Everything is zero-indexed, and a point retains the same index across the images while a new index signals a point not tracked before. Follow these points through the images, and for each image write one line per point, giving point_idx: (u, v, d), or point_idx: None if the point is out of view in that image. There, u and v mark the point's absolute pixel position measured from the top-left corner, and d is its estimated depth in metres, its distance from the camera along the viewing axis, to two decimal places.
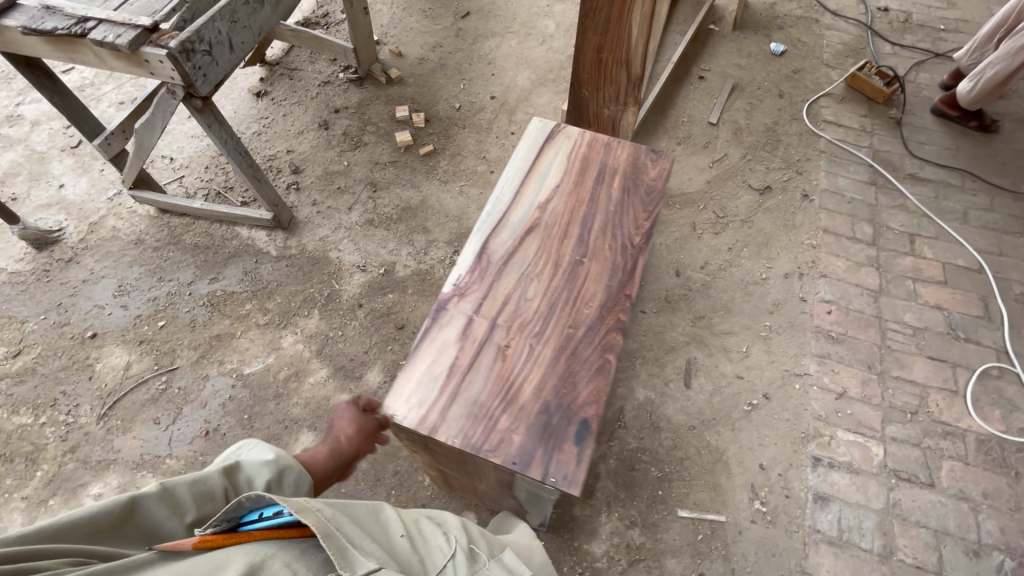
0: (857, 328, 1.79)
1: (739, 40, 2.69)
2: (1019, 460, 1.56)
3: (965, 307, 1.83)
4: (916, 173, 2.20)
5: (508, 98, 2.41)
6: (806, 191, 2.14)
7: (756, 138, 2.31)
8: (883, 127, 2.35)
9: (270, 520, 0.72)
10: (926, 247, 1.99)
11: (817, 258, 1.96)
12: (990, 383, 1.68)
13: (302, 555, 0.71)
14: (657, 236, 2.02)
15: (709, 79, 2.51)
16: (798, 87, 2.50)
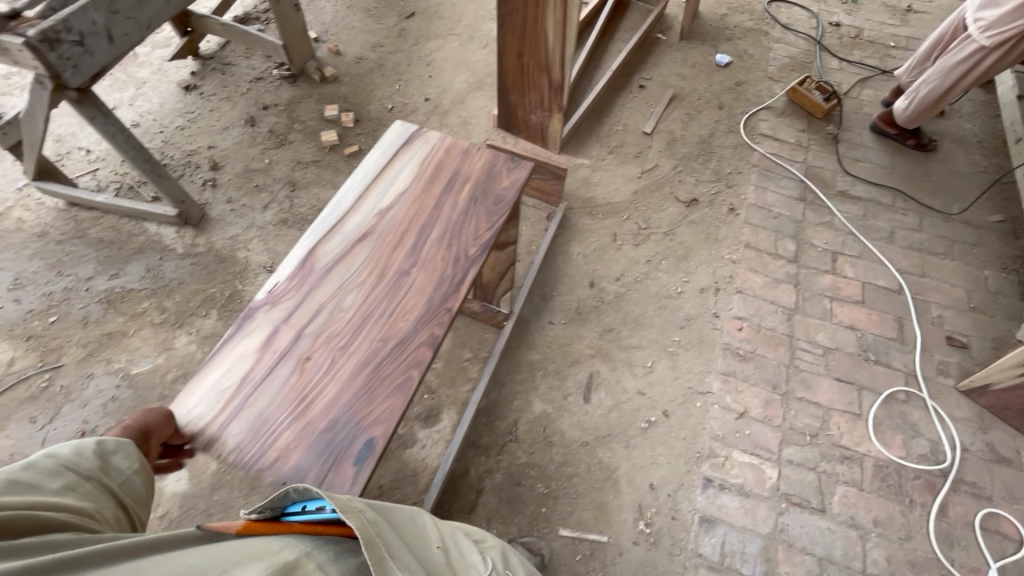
0: (767, 347, 1.75)
1: (685, 50, 2.66)
2: (916, 488, 1.52)
3: (878, 329, 1.80)
4: (847, 191, 2.17)
5: (442, 101, 2.38)
6: (732, 204, 2.10)
7: (689, 150, 2.27)
8: (819, 142, 2.32)
9: (311, 514, 0.69)
10: (848, 266, 1.95)
11: (735, 273, 1.92)
12: (895, 407, 1.65)
13: (335, 558, 0.65)
14: (575, 246, 1.98)
15: (650, 88, 2.49)
16: (739, 99, 2.47)
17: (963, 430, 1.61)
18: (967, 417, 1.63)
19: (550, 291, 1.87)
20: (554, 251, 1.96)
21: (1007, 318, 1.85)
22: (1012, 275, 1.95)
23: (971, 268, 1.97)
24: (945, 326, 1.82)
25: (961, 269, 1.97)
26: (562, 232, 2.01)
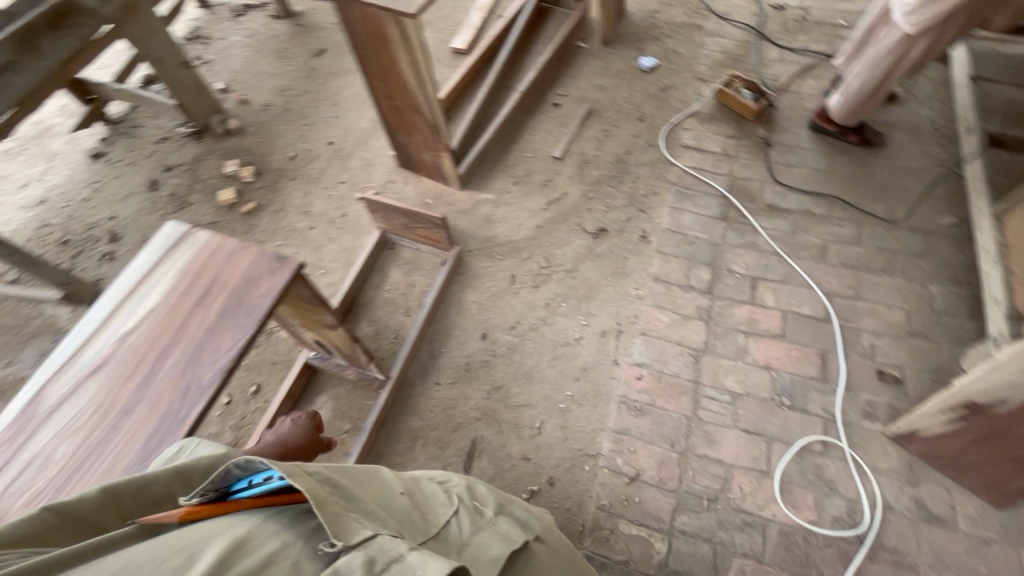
0: (668, 398, 1.60)
1: (607, 57, 2.48)
2: (826, 559, 1.35)
3: (797, 367, 1.61)
4: (776, 204, 1.96)
5: (346, 143, 2.29)
6: (644, 232, 1.94)
7: (602, 172, 2.11)
8: (748, 149, 2.11)
9: (259, 488, 0.71)
10: (769, 293, 1.76)
11: (640, 313, 1.77)
12: (809, 461, 1.47)
13: (290, 523, 0.66)
14: (471, 294, 1.87)
15: (564, 105, 2.33)
16: (663, 107, 2.28)
17: (887, 484, 1.42)
18: (893, 469, 1.44)
19: (439, 348, 1.77)
20: (448, 301, 1.86)
21: (954, 342, 1.62)
22: (963, 289, 1.71)
23: (914, 284, 1.74)
24: (878, 357, 1.61)
25: (903, 287, 1.74)
26: (457, 279, 1.91)
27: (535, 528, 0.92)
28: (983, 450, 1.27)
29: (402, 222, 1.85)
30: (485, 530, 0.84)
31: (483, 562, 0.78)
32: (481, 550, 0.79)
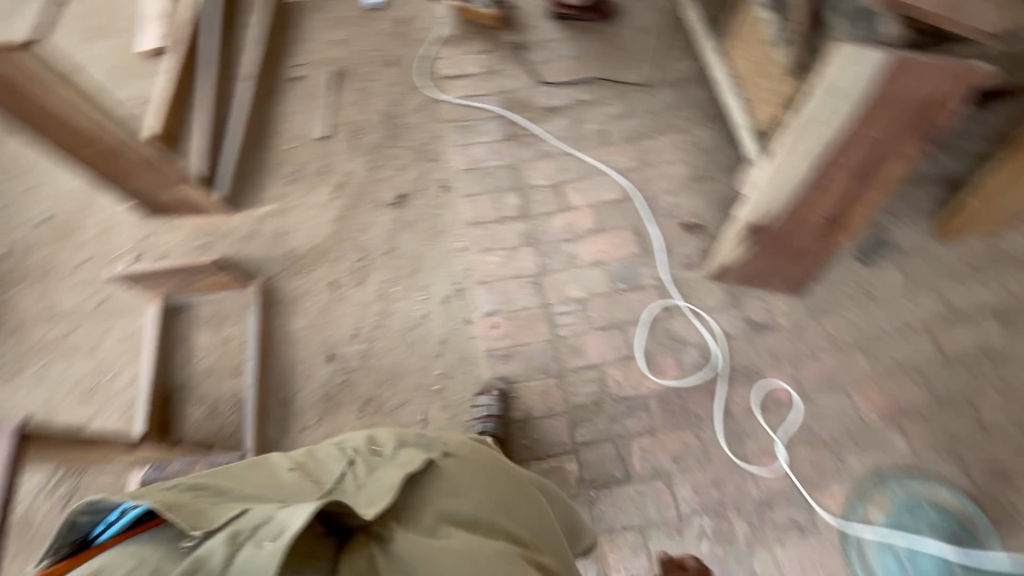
0: (527, 331, 1.62)
1: (330, 7, 2.22)
2: (699, 402, 1.52)
3: (621, 251, 1.72)
4: (550, 105, 1.98)
5: (64, 213, 1.84)
6: (443, 181, 1.86)
7: (377, 135, 1.96)
8: (506, 59, 2.08)
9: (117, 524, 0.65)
10: (575, 193, 1.82)
11: (471, 263, 1.73)
12: (659, 328, 1.61)
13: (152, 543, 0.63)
14: (296, 320, 1.69)
15: (307, 76, 2.07)
16: (409, 43, 2.12)
17: (721, 318, 1.62)
18: (721, 302, 1.64)
19: (288, 391, 1.60)
20: (275, 339, 1.66)
21: (729, 173, 1.83)
22: (721, 123, 1.90)
23: (684, 134, 1.90)
24: (679, 212, 1.77)
25: (677, 141, 1.89)
26: (275, 312, 1.70)
27: (446, 446, 0.88)
28: (773, 258, 1.53)
29: (181, 280, 1.62)
30: (380, 466, 0.78)
31: (374, 496, 0.73)
32: (374, 485, 0.75)
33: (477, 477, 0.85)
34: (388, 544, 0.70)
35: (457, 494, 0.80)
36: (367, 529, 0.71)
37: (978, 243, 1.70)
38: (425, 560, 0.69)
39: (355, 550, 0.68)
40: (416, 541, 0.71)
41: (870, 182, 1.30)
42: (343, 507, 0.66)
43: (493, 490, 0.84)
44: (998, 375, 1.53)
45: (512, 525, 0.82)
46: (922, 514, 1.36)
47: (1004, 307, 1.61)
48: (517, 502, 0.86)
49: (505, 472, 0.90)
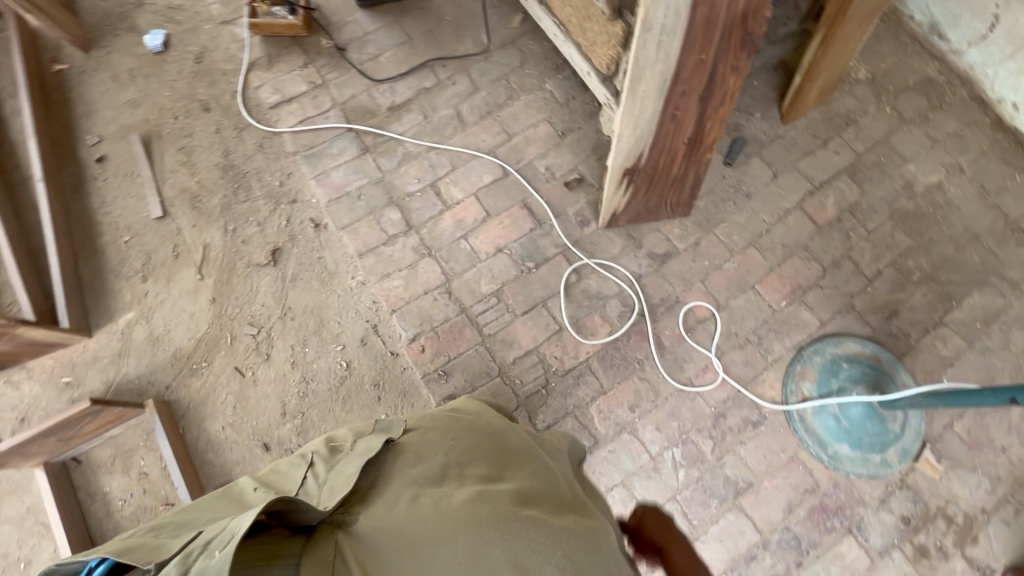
0: (455, 342, 1.58)
1: (107, 64, 1.90)
2: (635, 346, 1.58)
3: (517, 230, 1.70)
4: (394, 103, 1.86)
5: None
6: (313, 219, 1.72)
7: (221, 192, 1.75)
8: (329, 67, 1.91)
9: None
10: (452, 187, 1.75)
11: (375, 295, 1.64)
12: (577, 291, 1.63)
13: None
14: (212, 423, 1.53)
15: (111, 152, 1.79)
16: (217, 80, 1.89)
17: (628, 262, 1.67)
18: (623, 247, 1.68)
19: None
20: (197, 451, 1.51)
21: (589, 118, 1.83)
22: (566, 70, 1.89)
23: (535, 92, 1.87)
24: (557, 173, 1.77)
25: (531, 101, 1.86)
26: (185, 423, 1.53)
27: (408, 422, 0.85)
28: (653, 191, 1.58)
29: (58, 436, 1.40)
30: (339, 463, 0.75)
31: (335, 490, 0.68)
32: (336, 479, 0.71)
33: (443, 435, 0.80)
34: (352, 526, 0.63)
35: (422, 457, 0.75)
36: (329, 517, 0.64)
37: (816, 114, 1.85)
38: (393, 529, 0.63)
39: (320, 539, 0.60)
40: (381, 514, 0.65)
41: (715, 100, 1.34)
42: (295, 502, 0.59)
43: (462, 440, 0.80)
44: (863, 227, 1.72)
45: (491, 468, 0.76)
46: (843, 371, 1.52)
47: (852, 165, 1.79)
48: (492, 442, 0.82)
49: (472, 421, 0.86)
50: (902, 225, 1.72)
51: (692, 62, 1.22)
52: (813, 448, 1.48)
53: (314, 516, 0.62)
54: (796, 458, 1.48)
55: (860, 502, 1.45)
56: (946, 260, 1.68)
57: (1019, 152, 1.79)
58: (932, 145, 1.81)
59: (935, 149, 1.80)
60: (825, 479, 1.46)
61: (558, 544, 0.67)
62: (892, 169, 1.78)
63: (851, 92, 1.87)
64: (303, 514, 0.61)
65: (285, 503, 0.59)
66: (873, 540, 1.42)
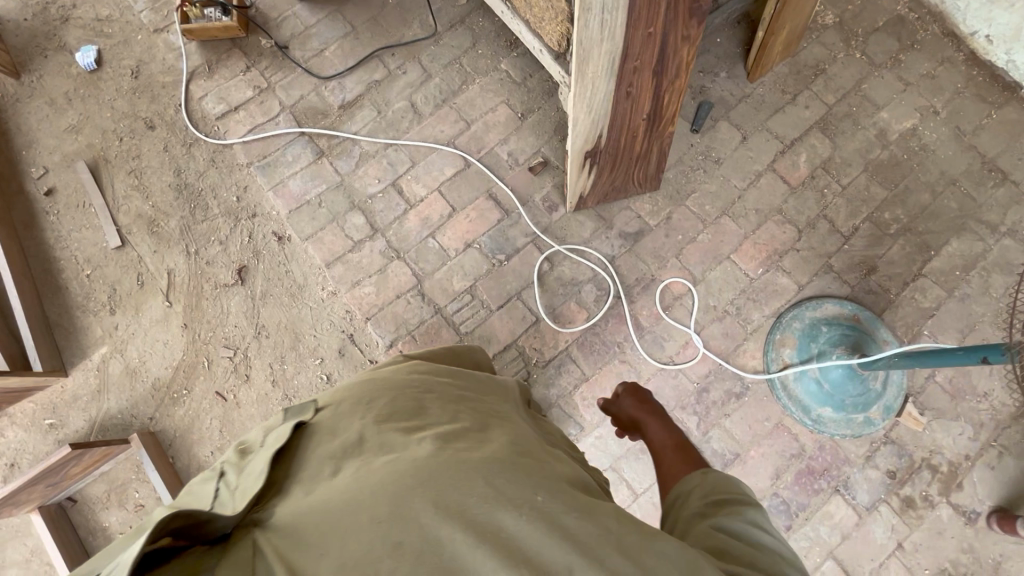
0: (433, 345, 1.57)
1: (41, 89, 1.81)
2: (614, 329, 1.57)
3: (485, 223, 1.66)
4: (345, 100, 1.78)
5: None
6: (276, 232, 1.68)
7: (177, 214, 1.70)
8: (273, 69, 1.82)
9: None
10: (414, 184, 1.70)
11: (347, 304, 1.61)
12: (552, 279, 1.61)
13: None
14: (200, 449, 1.54)
15: (59, 183, 1.73)
16: (158, 94, 1.80)
17: (600, 244, 1.63)
18: (594, 230, 1.64)
19: None
20: (189, 478, 1.52)
21: (549, 96, 1.76)
22: (520, 47, 1.80)
23: (490, 75, 1.79)
24: (520, 158, 1.71)
25: (487, 84, 1.78)
26: (173, 452, 1.54)
27: (319, 401, 0.80)
28: (618, 169, 1.53)
29: (44, 483, 1.38)
30: (250, 460, 0.68)
31: (248, 491, 0.62)
32: (247, 480, 0.63)
33: (358, 403, 0.75)
34: (268, 522, 0.58)
35: (336, 431, 0.70)
36: (241, 520, 0.58)
37: (783, 67, 1.78)
38: (307, 513, 0.57)
39: (237, 544, 0.56)
40: (294, 502, 0.60)
41: (670, 71, 1.27)
42: (203, 512, 0.54)
43: (380, 403, 0.75)
44: (838, 183, 1.68)
45: (412, 422, 0.71)
46: (822, 335, 1.52)
47: (823, 118, 1.73)
48: (415, 398, 0.77)
49: (395, 381, 0.81)
50: (877, 176, 1.68)
51: (641, 35, 1.15)
52: (797, 414, 1.49)
53: (228, 523, 0.56)
54: (781, 425, 1.50)
55: (846, 461, 1.47)
56: (923, 209, 1.65)
57: (994, 86, 1.73)
58: (905, 88, 1.74)
59: (907, 93, 1.74)
60: (810, 443, 1.48)
61: (485, 472, 0.61)
62: (864, 119, 1.73)
63: (818, 40, 1.79)
64: (213, 524, 0.55)
65: (190, 515, 0.53)
66: (860, 497, 1.45)
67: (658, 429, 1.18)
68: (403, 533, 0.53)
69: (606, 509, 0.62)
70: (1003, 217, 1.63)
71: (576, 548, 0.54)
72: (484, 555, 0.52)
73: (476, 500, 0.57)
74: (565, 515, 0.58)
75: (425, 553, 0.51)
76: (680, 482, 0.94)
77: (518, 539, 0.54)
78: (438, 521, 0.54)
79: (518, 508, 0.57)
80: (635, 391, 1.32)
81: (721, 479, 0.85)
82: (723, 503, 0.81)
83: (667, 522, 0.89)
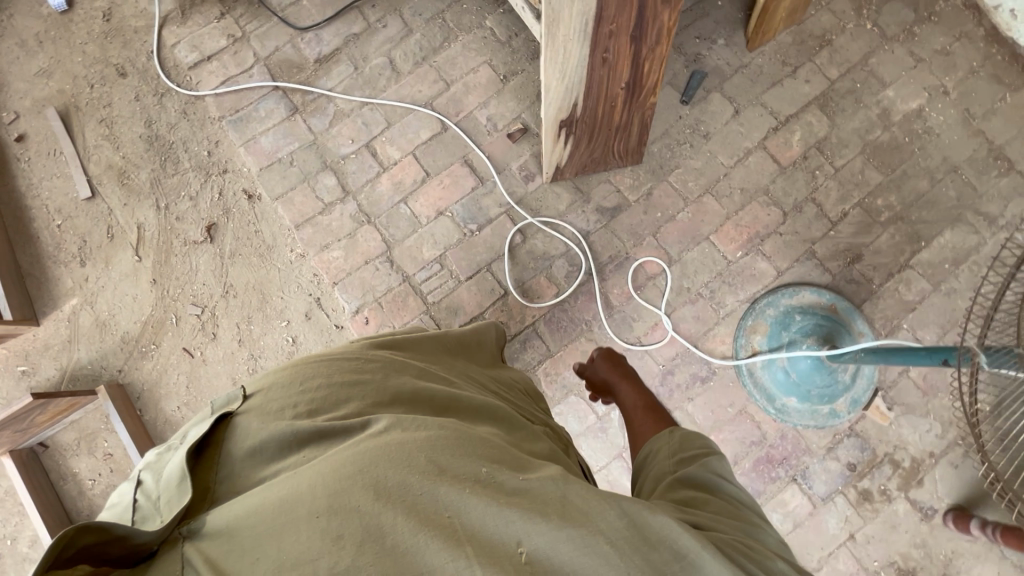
0: (399, 313, 1.55)
1: (11, 29, 1.75)
2: (583, 307, 1.54)
3: (459, 191, 1.61)
4: (321, 54, 1.71)
5: None
6: (246, 190, 1.64)
7: (147, 166, 1.67)
8: (248, 17, 1.74)
9: None
10: (388, 146, 1.65)
11: (316, 268, 1.59)
12: (523, 252, 1.57)
13: None
14: (166, 403, 1.56)
15: (30, 129, 1.70)
16: (130, 40, 1.74)
17: (576, 219, 1.58)
18: (570, 203, 1.59)
19: None
20: (156, 431, 1.55)
21: (534, 58, 1.67)
22: (506, 4, 1.70)
23: (473, 32, 1.69)
24: (499, 124, 1.64)
25: (469, 42, 1.69)
26: (141, 405, 1.57)
27: (250, 389, 0.72)
28: (596, 141, 1.46)
29: (13, 427, 1.43)
30: (169, 462, 0.61)
31: (177, 502, 0.55)
32: (170, 489, 0.57)
33: (289, 386, 0.69)
34: (201, 531, 0.52)
35: (267, 419, 0.64)
36: (167, 537, 0.52)
37: (786, 36, 1.66)
38: (237, 517, 0.51)
39: (163, 560, 0.50)
40: (227, 504, 0.54)
41: (650, 38, 1.18)
42: (115, 526, 0.47)
43: (314, 384, 0.69)
44: (831, 165, 1.59)
45: (350, 404, 0.67)
46: (795, 324, 1.48)
47: (823, 94, 1.63)
48: (353, 374, 0.72)
49: (329, 358, 0.75)
50: (874, 159, 1.59)
51: None
52: (760, 402, 1.47)
53: (149, 538, 0.50)
54: (744, 412, 1.48)
55: (806, 451, 1.46)
56: (919, 196, 1.56)
57: (1013, 67, 1.60)
58: (915, 65, 1.62)
59: (917, 70, 1.62)
60: (772, 431, 1.47)
61: (423, 440, 0.57)
62: (867, 97, 1.62)
63: (827, 7, 1.67)
64: (131, 543, 0.49)
65: (99, 531, 0.47)
66: (816, 487, 1.44)
67: (632, 393, 1.12)
68: (341, 525, 0.48)
69: (552, 468, 0.60)
70: (1003, 209, 1.53)
71: (525, 513, 0.51)
72: (427, 533, 0.48)
73: (415, 477, 0.52)
74: (510, 479, 0.55)
75: (368, 543, 0.47)
76: (647, 444, 0.87)
77: (463, 510, 0.51)
78: (377, 507, 0.49)
79: (459, 479, 0.53)
80: (610, 355, 1.26)
81: (688, 436, 0.79)
82: (691, 459, 0.75)
83: (635, 482, 0.83)
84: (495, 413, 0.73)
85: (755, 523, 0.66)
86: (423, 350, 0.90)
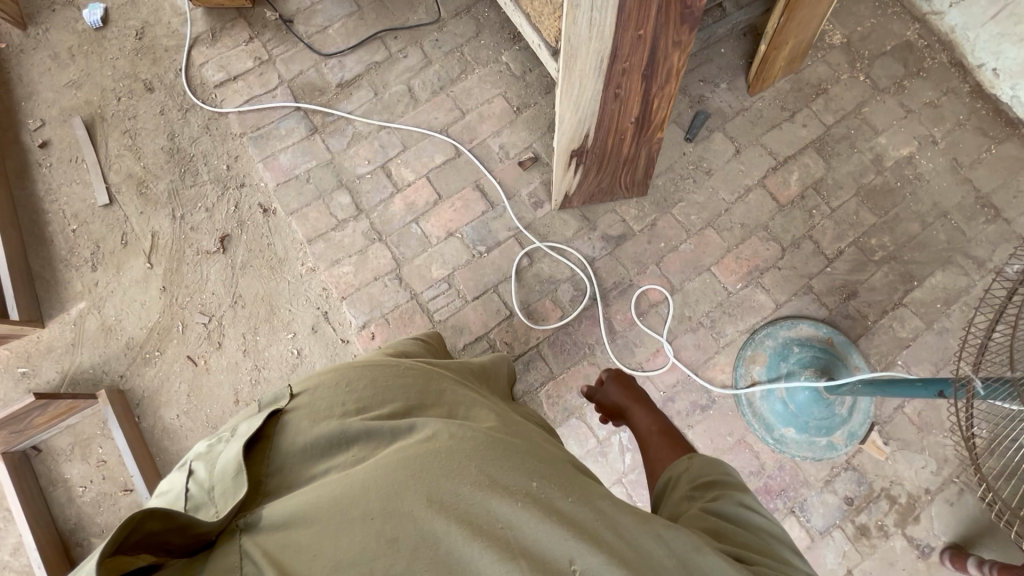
0: (405, 328, 1.57)
1: (45, 43, 1.82)
2: (586, 332, 1.57)
3: (469, 213, 1.66)
4: (343, 79, 1.79)
5: None
6: (262, 204, 1.69)
7: (166, 177, 1.72)
8: (276, 41, 1.83)
9: None
10: (403, 168, 1.71)
11: (324, 282, 1.62)
12: (529, 275, 1.61)
13: None
14: (165, 411, 1.56)
15: (54, 135, 1.75)
16: (160, 58, 1.81)
17: (582, 245, 1.63)
18: (577, 230, 1.64)
19: None
20: (152, 439, 1.54)
21: (546, 93, 1.76)
22: (522, 41, 1.80)
23: (490, 66, 1.79)
24: (511, 152, 1.71)
25: (486, 75, 1.78)
26: (140, 411, 1.56)
27: (296, 388, 0.74)
28: (605, 171, 1.53)
29: (10, 428, 1.42)
30: (220, 452, 0.62)
31: (233, 496, 0.56)
32: (225, 482, 0.58)
33: (337, 387, 0.71)
34: (258, 525, 0.53)
35: (316, 418, 0.66)
36: (225, 527, 0.53)
37: (785, 83, 1.76)
38: (292, 509, 0.53)
39: (221, 551, 0.51)
40: (281, 499, 0.55)
41: (660, 77, 1.25)
42: (181, 514, 0.48)
43: (360, 386, 0.71)
44: (827, 205, 1.66)
45: (396, 408, 0.68)
46: (793, 355, 1.52)
47: (819, 138, 1.71)
48: (397, 380, 0.73)
49: (373, 362, 0.77)
50: (868, 202, 1.66)
51: (630, 38, 1.12)
52: (760, 432, 1.49)
53: (211, 527, 0.51)
54: (743, 442, 1.50)
55: (804, 483, 1.47)
56: (911, 238, 1.63)
57: (997, 121, 1.70)
58: (906, 116, 1.72)
59: (908, 120, 1.72)
60: (770, 462, 1.48)
61: (474, 453, 0.58)
62: (861, 142, 1.71)
63: (823, 59, 1.78)
64: (194, 531, 0.50)
65: (165, 518, 0.48)
66: (814, 521, 1.44)
67: (645, 417, 1.14)
68: (397, 530, 0.49)
69: (597, 488, 0.61)
70: (991, 253, 1.60)
71: (576, 533, 0.53)
72: (480, 543, 0.49)
73: (468, 488, 0.54)
74: (558, 499, 0.57)
75: (422, 549, 0.48)
76: (666, 470, 0.89)
77: (515, 523, 0.52)
78: (433, 514, 0.51)
79: (509, 493, 0.55)
80: (620, 378, 1.28)
81: (706, 463, 0.81)
82: (709, 487, 0.77)
83: (656, 507, 0.84)
84: (530, 430, 0.75)
85: (787, 562, 0.66)
86: (453, 368, 0.92)
